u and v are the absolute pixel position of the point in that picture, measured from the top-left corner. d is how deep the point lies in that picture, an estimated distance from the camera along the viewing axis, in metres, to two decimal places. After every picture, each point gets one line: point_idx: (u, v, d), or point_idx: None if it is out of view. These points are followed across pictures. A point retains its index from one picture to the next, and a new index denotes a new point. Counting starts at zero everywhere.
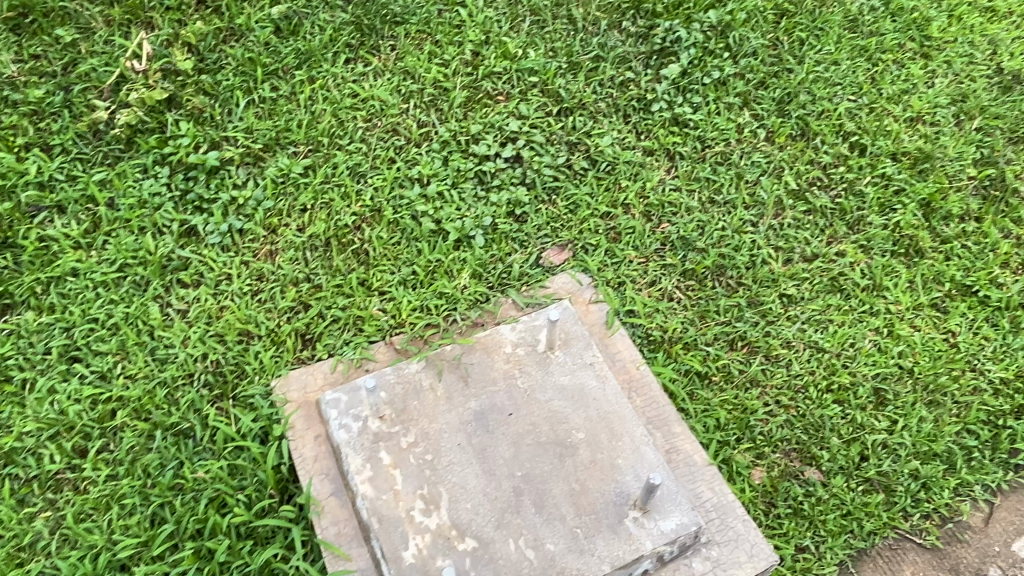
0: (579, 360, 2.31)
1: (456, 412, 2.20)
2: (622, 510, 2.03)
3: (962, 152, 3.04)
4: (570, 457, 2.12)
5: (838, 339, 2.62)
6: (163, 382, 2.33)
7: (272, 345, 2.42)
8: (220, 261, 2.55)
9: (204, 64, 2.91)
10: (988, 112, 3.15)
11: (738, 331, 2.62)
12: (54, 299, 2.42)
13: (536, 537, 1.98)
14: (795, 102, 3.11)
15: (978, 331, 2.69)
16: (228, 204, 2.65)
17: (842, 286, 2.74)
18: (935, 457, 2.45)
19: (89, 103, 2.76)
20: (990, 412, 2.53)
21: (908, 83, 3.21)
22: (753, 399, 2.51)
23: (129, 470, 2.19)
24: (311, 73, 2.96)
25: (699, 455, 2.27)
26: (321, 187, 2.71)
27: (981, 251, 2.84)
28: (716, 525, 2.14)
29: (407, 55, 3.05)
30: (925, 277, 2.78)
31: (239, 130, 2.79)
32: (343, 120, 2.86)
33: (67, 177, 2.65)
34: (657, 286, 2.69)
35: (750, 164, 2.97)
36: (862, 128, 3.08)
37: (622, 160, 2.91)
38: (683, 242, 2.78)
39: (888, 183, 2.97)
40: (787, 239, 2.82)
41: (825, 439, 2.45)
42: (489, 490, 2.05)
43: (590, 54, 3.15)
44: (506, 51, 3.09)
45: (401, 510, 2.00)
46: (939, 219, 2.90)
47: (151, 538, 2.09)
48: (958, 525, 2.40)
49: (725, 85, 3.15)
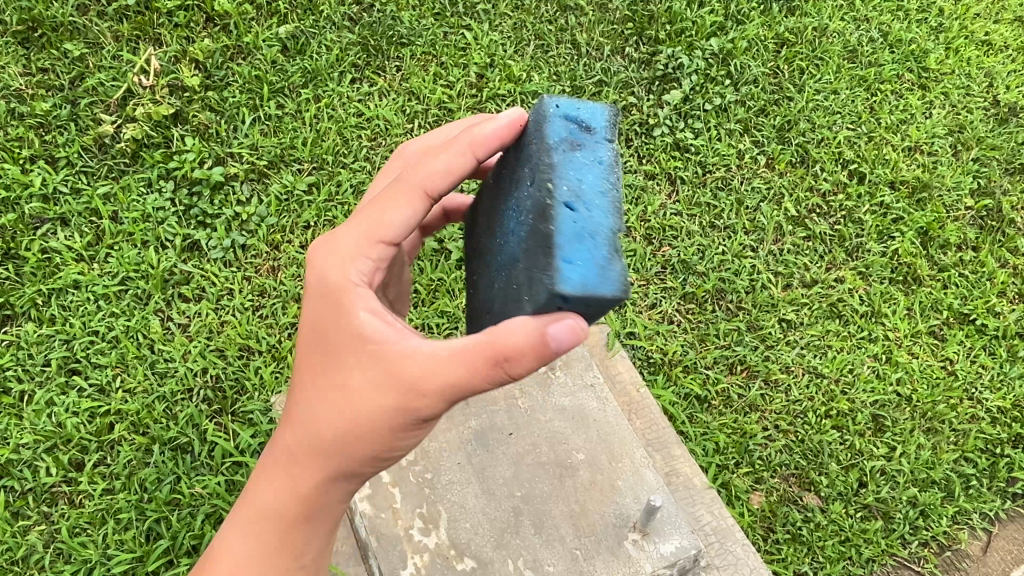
0: (579, 381, 2.31)
1: (456, 430, 2.17)
2: (622, 532, 2.03)
3: (959, 182, 3.08)
4: (570, 478, 2.11)
5: (837, 365, 2.63)
6: (162, 397, 2.32)
7: (272, 361, 2.42)
8: (222, 275, 2.56)
9: (210, 81, 2.93)
10: (985, 143, 3.20)
11: (737, 355, 2.62)
12: (54, 311, 2.42)
13: (535, 559, 1.98)
14: (795, 130, 3.14)
15: (975, 359, 2.71)
16: (232, 220, 2.66)
17: (841, 312, 2.75)
18: (932, 485, 2.47)
19: (95, 117, 2.78)
20: (988, 440, 2.55)
21: (906, 113, 3.25)
22: (753, 423, 2.51)
23: (126, 485, 2.18)
24: (317, 91, 2.98)
25: (699, 478, 2.29)
26: (325, 205, 2.72)
27: (979, 280, 2.87)
28: (714, 549, 2.15)
29: (413, 76, 3.08)
30: (923, 304, 2.80)
31: (244, 146, 2.80)
32: (347, 139, 2.88)
33: (71, 190, 2.65)
34: (658, 308, 2.70)
35: (751, 190, 2.99)
36: (861, 156, 3.12)
37: (624, 184, 2.94)
38: (684, 265, 2.79)
39: (886, 211, 3.00)
40: (786, 264, 2.84)
41: (823, 464, 2.46)
42: (489, 510, 2.04)
43: (593, 79, 3.18)
44: (510, 74, 3.12)
45: (400, 527, 2.00)
46: (937, 248, 2.93)
47: (147, 554, 2.08)
48: (956, 553, 2.41)
49: (726, 111, 3.18)
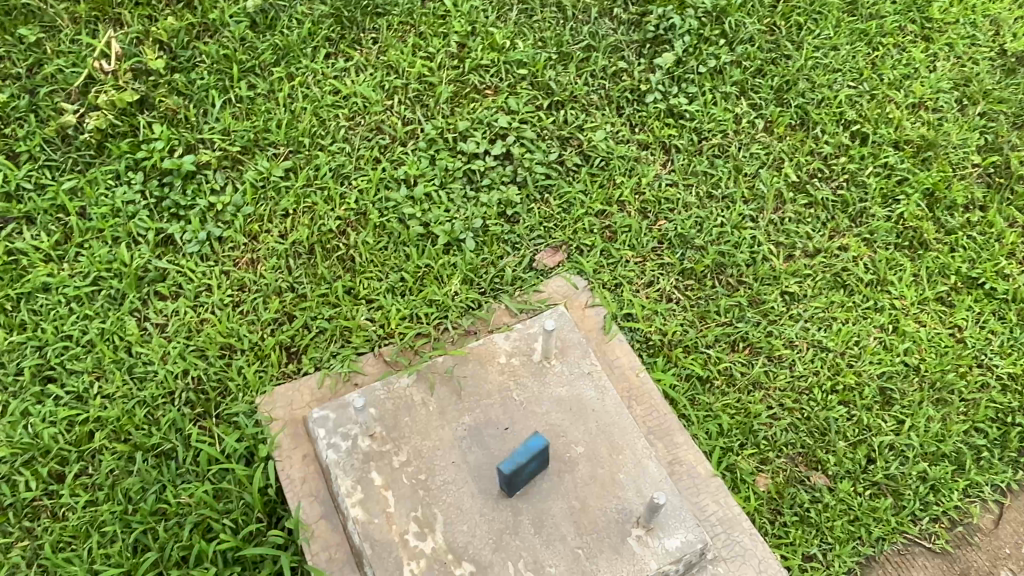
0: (576, 370, 2.22)
1: (449, 429, 2.09)
2: (625, 528, 1.95)
3: (966, 139, 2.95)
4: (570, 473, 2.02)
5: (843, 338, 2.54)
6: (143, 402, 2.23)
7: (255, 359, 2.32)
8: (199, 271, 2.45)
9: (177, 63, 2.78)
10: (992, 96, 3.06)
11: (739, 332, 2.53)
12: (24, 316, 2.31)
13: (536, 560, 1.89)
14: (794, 90, 3.01)
15: (984, 325, 2.61)
16: (206, 210, 2.54)
17: (845, 282, 2.65)
18: (943, 458, 2.39)
19: (57, 107, 2.64)
20: (999, 409, 2.45)
21: (910, 67, 3.11)
22: (757, 402, 2.42)
23: (110, 495, 2.10)
24: (289, 69, 2.84)
25: (703, 466, 2.17)
26: (303, 190, 2.61)
27: (987, 242, 2.75)
28: (721, 541, 2.04)
29: (390, 49, 2.92)
30: (930, 270, 2.70)
31: (216, 132, 2.67)
32: (324, 119, 2.75)
33: (36, 186, 2.53)
34: (656, 286, 2.59)
35: (749, 157, 2.87)
36: (863, 116, 2.98)
37: (616, 155, 2.81)
38: (681, 240, 2.68)
39: (890, 172, 2.88)
40: (788, 234, 2.73)
41: (830, 442, 2.38)
42: (486, 510, 1.96)
43: (580, 44, 3.03)
44: (493, 43, 2.97)
45: (394, 534, 1.91)
46: (944, 209, 2.81)
47: (134, 567, 1.99)
48: (968, 527, 2.32)
49: (721, 73, 3.04)
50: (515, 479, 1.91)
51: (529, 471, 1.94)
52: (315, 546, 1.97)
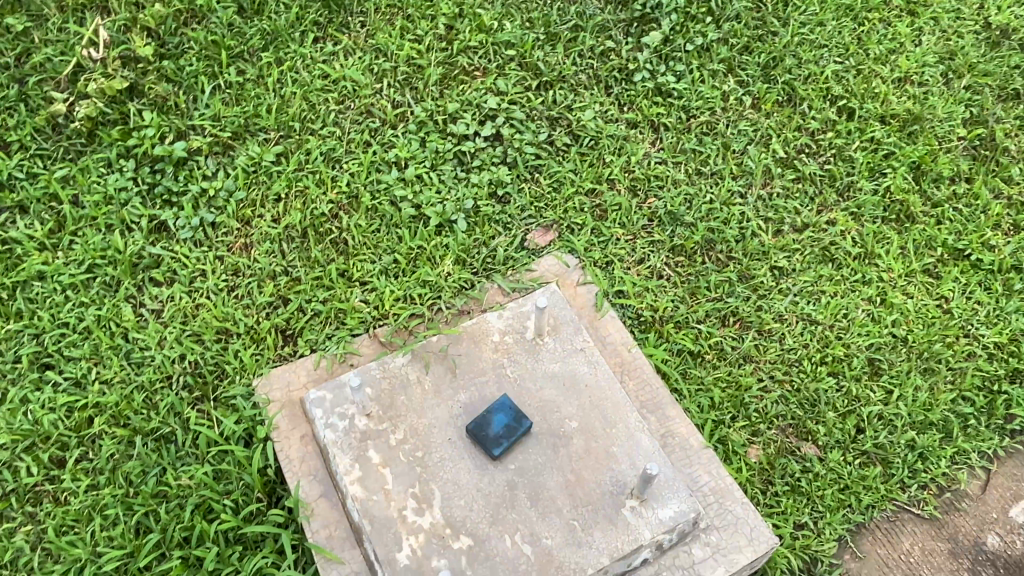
0: (569, 346, 2.25)
1: (445, 406, 2.12)
2: (619, 500, 1.98)
3: (951, 112, 2.98)
4: (564, 447, 2.06)
5: (832, 311, 2.57)
6: (141, 387, 2.25)
7: (252, 343, 2.34)
8: (193, 256, 2.46)
9: (165, 49, 2.79)
10: (977, 69, 3.09)
11: (729, 307, 2.56)
12: (20, 304, 2.33)
13: (532, 533, 1.93)
14: (781, 67, 3.03)
15: (971, 295, 2.64)
16: (199, 196, 2.56)
17: (833, 256, 2.69)
18: (931, 427, 2.41)
19: (46, 96, 2.65)
20: (985, 378, 2.49)
21: (895, 42, 3.14)
22: (747, 375, 2.45)
23: (111, 479, 2.12)
24: (278, 54, 2.85)
25: (695, 438, 2.21)
26: (295, 175, 2.62)
27: (973, 214, 2.79)
28: (714, 510, 2.08)
29: (378, 32, 2.93)
30: (917, 243, 2.73)
31: (206, 118, 2.68)
32: (314, 104, 2.77)
33: (28, 175, 2.54)
34: (646, 263, 2.62)
35: (737, 134, 2.89)
36: (850, 91, 3.01)
37: (605, 134, 2.83)
38: (670, 217, 2.71)
39: (877, 147, 2.91)
40: (776, 210, 2.75)
41: (820, 413, 2.41)
42: (483, 485, 1.99)
43: (568, 24, 3.04)
44: (481, 24, 2.98)
45: (393, 510, 1.95)
46: (930, 182, 2.84)
47: (137, 549, 2.01)
48: (956, 494, 2.36)
49: (708, 51, 3.06)
50: (486, 434, 2.02)
51: (505, 428, 2.03)
52: (316, 524, 2.01)
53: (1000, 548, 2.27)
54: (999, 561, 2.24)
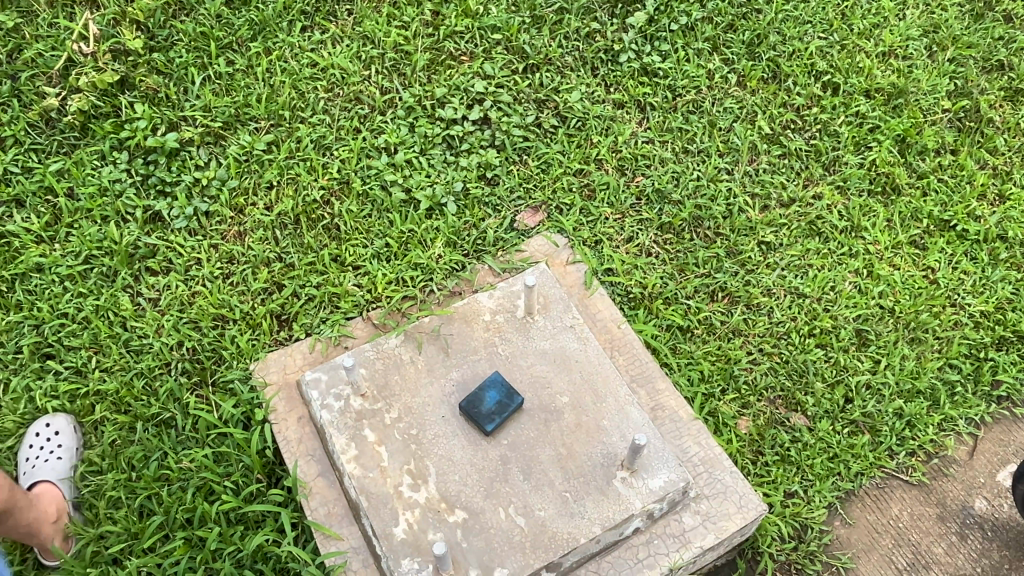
0: (559, 323, 2.29)
1: (438, 384, 2.17)
2: (610, 471, 2.03)
3: (936, 85, 3.01)
4: (556, 421, 2.10)
5: (819, 284, 2.60)
6: (141, 373, 2.29)
7: (248, 328, 2.39)
8: (188, 245, 2.51)
9: (154, 42, 2.82)
10: (961, 41, 3.11)
11: (717, 283, 2.60)
12: (19, 296, 2.38)
13: (526, 505, 1.97)
14: (765, 44, 3.06)
15: (957, 266, 2.67)
16: (192, 186, 2.60)
17: (820, 229, 2.72)
18: (918, 395, 2.44)
19: (38, 91, 2.69)
20: (972, 345, 2.52)
21: (879, 17, 3.16)
22: (736, 349, 2.49)
23: (114, 464, 2.16)
24: (266, 44, 2.88)
25: (685, 410, 2.25)
26: (286, 162, 2.66)
27: (958, 184, 2.82)
28: (703, 479, 2.13)
29: (365, 19, 2.96)
30: (903, 215, 2.76)
31: (196, 109, 2.72)
32: (303, 92, 2.80)
33: (23, 169, 2.59)
34: (635, 242, 2.66)
35: (723, 111, 2.92)
36: (834, 67, 3.04)
37: (592, 115, 2.86)
38: (658, 195, 2.75)
39: (863, 121, 2.94)
40: (763, 185, 2.79)
41: (809, 384, 2.44)
42: (476, 460, 2.04)
43: (553, 6, 3.06)
44: (467, 9, 3.02)
45: (389, 486, 2.00)
46: (915, 154, 2.87)
47: (141, 531, 2.06)
48: (944, 460, 2.39)
49: (693, 30, 3.09)
50: (479, 411, 2.06)
51: (497, 405, 2.07)
52: (314, 502, 2.06)
53: (987, 512, 2.29)
54: (986, 524, 2.27)
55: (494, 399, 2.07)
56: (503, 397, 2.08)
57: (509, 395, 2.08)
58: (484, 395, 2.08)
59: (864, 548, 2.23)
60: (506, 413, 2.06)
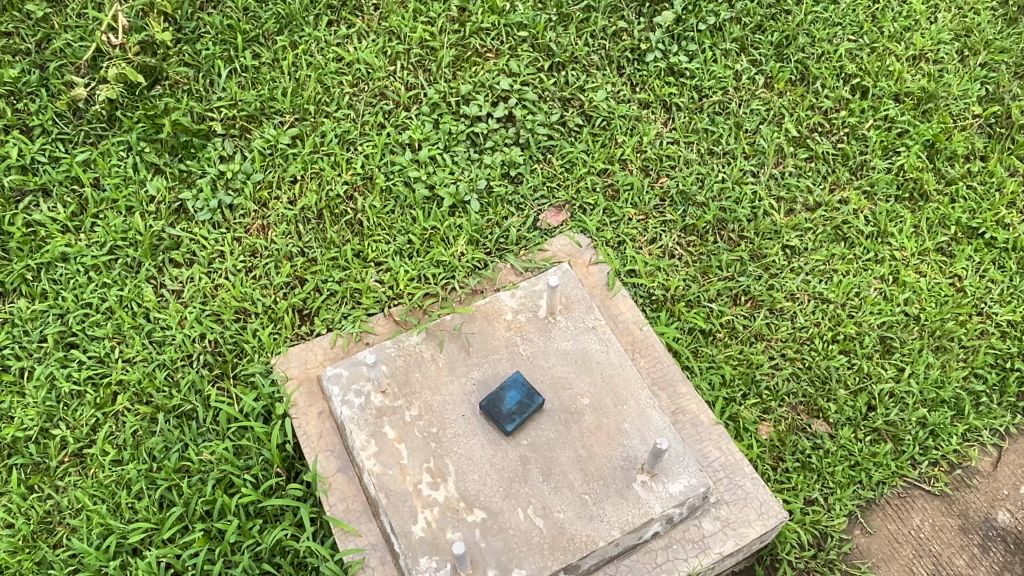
0: (581, 325, 2.27)
1: (459, 383, 2.16)
2: (629, 474, 2.02)
3: (966, 90, 2.96)
4: (576, 423, 2.09)
5: (844, 289, 2.57)
6: (163, 364, 2.30)
7: (269, 322, 2.39)
8: (212, 238, 2.52)
9: (182, 34, 2.83)
10: (993, 46, 3.07)
11: (740, 287, 2.57)
12: (45, 285, 2.40)
13: (545, 506, 1.97)
14: (794, 45, 3.03)
15: (985, 274, 2.63)
16: (217, 178, 2.61)
17: (845, 235, 2.69)
18: (942, 404, 2.41)
19: (66, 81, 2.71)
20: (997, 355, 2.48)
21: (910, 19, 3.12)
22: (758, 353, 2.46)
23: (134, 455, 2.17)
24: (292, 38, 2.88)
25: (706, 414, 2.24)
26: (311, 157, 2.67)
27: (987, 192, 2.77)
28: (724, 485, 2.11)
29: (391, 14, 2.96)
30: (931, 221, 2.72)
31: (223, 101, 2.74)
32: (328, 86, 2.80)
33: (50, 159, 2.61)
34: (658, 243, 2.65)
35: (749, 113, 2.90)
36: (864, 70, 3.00)
37: (617, 115, 2.84)
38: (682, 197, 2.73)
39: (891, 125, 2.90)
40: (788, 188, 2.76)
41: (831, 391, 2.41)
42: (495, 460, 2.03)
43: (580, 4, 3.04)
44: (493, 5, 3.00)
45: (408, 484, 1.99)
46: (944, 160, 2.83)
47: (162, 521, 2.06)
48: (967, 471, 2.36)
49: (720, 30, 3.06)
50: (500, 411, 2.05)
51: (518, 405, 2.06)
52: (333, 498, 2.06)
53: (1010, 524, 2.26)
54: (1010, 537, 2.23)
55: (516, 399, 2.06)
56: (525, 397, 2.06)
57: (530, 395, 2.07)
58: (505, 395, 2.07)
59: (884, 558, 2.20)
60: (527, 414, 2.05)
